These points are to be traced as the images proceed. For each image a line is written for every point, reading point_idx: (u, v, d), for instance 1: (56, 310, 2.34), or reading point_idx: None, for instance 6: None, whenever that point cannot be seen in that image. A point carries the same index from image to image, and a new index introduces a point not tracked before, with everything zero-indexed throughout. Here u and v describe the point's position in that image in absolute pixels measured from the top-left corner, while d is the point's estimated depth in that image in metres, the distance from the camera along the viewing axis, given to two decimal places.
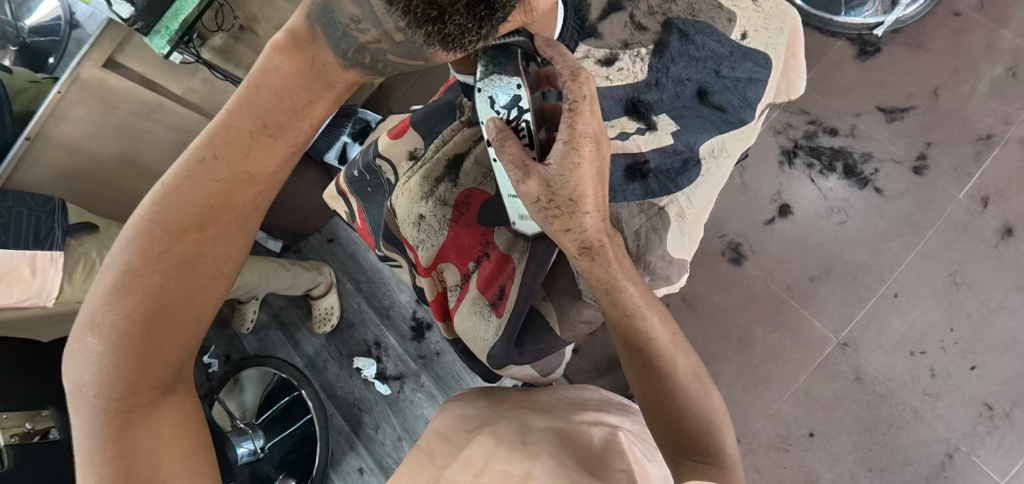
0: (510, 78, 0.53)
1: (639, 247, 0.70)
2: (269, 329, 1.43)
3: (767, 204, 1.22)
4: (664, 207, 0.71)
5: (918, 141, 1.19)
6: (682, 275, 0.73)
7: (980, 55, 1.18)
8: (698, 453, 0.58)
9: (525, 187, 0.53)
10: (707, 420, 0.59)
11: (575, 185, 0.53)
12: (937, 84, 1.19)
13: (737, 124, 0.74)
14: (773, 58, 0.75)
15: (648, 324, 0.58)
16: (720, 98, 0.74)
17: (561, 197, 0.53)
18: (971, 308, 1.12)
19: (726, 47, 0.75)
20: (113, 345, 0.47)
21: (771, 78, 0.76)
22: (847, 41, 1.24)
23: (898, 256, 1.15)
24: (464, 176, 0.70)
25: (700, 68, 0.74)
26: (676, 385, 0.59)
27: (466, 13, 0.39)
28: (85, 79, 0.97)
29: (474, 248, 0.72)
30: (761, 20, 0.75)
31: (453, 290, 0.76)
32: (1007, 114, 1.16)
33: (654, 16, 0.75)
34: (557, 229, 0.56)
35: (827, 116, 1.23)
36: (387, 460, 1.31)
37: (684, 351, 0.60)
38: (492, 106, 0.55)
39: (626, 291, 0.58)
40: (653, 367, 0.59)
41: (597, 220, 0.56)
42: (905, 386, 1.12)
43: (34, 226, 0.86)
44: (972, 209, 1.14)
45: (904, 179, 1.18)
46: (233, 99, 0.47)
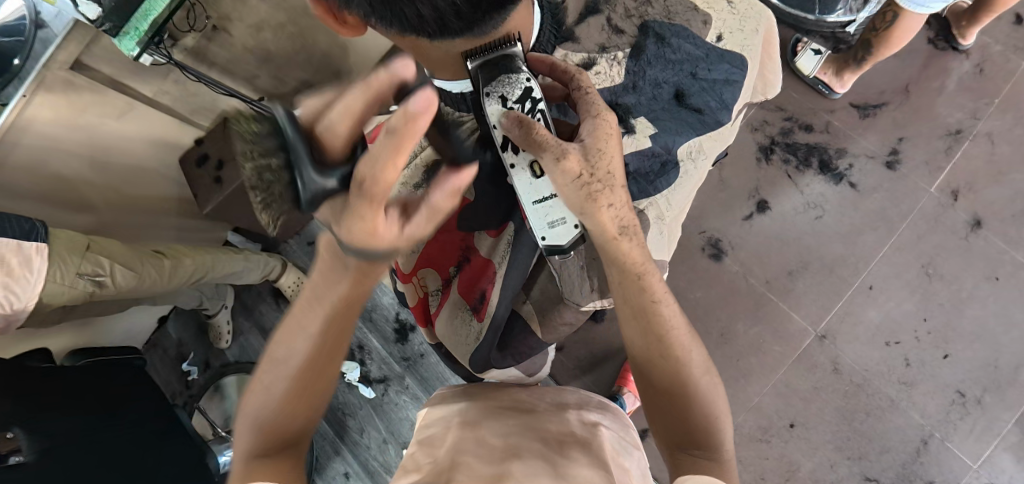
0: (519, 73, 0.58)
1: None
2: (250, 336, 1.40)
3: (746, 200, 1.24)
4: (644, 210, 0.71)
5: (891, 136, 1.21)
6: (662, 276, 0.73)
7: (950, 52, 1.21)
8: (696, 447, 0.58)
9: (565, 163, 0.55)
10: (711, 416, 0.59)
11: (610, 156, 0.57)
12: (907, 80, 1.22)
13: (714, 125, 0.73)
14: (749, 59, 0.75)
15: (668, 309, 0.60)
16: (697, 100, 0.74)
17: (598, 171, 0.56)
18: (943, 298, 1.15)
19: (702, 49, 0.74)
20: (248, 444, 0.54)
21: (748, 79, 0.75)
22: (821, 38, 1.27)
23: (873, 249, 1.18)
24: (442, 181, 0.71)
25: (676, 72, 0.74)
26: (688, 375, 0.59)
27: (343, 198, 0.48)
28: (52, 82, 0.92)
29: (455, 252, 0.74)
30: (737, 22, 0.75)
31: (435, 295, 0.77)
32: (974, 109, 1.19)
33: (631, 19, 0.75)
34: (599, 207, 0.57)
35: (803, 112, 1.25)
36: (373, 463, 1.30)
37: (699, 345, 0.61)
38: (502, 105, 0.58)
39: (652, 278, 0.60)
40: (667, 355, 0.59)
41: (626, 198, 0.59)
42: (881, 375, 1.14)
43: (18, 223, 0.84)
44: (942, 201, 1.17)
45: (878, 173, 1.20)
46: (334, 232, 0.51)
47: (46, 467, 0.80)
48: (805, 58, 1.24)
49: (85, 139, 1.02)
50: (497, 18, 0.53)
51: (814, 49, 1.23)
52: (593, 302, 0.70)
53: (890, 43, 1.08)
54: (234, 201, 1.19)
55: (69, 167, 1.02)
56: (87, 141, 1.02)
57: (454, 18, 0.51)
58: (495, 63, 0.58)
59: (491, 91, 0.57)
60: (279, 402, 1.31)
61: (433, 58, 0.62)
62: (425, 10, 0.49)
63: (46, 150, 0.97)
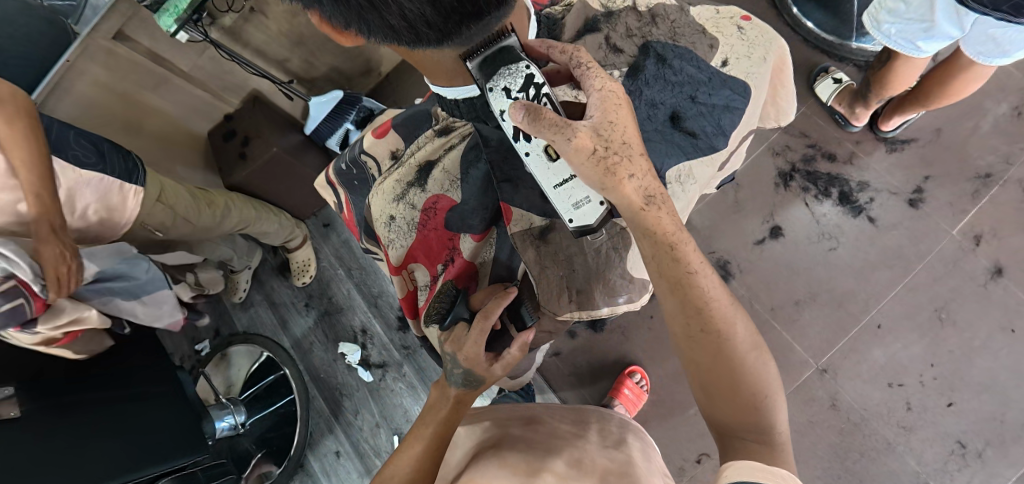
0: (518, 63, 0.57)
1: (600, 265, 0.69)
2: (259, 308, 1.45)
3: (759, 224, 1.22)
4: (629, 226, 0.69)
5: (916, 174, 1.18)
6: (645, 294, 0.71)
7: (988, 92, 1.17)
8: (747, 428, 0.61)
9: (578, 141, 0.56)
10: (761, 393, 0.60)
11: (621, 127, 0.58)
12: (941, 118, 1.19)
13: (707, 150, 0.72)
14: (753, 87, 0.72)
15: (706, 281, 0.61)
16: (693, 124, 0.72)
17: (612, 143, 0.58)
18: (954, 345, 1.11)
19: (704, 73, 0.71)
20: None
21: (749, 108, 0.73)
22: (855, 67, 1.25)
23: (885, 287, 1.15)
24: (432, 182, 0.74)
25: (676, 94, 0.71)
26: (735, 354, 0.61)
27: (439, 309, 0.71)
28: (94, 49, 0.98)
29: (442, 251, 0.75)
30: (745, 48, 0.72)
31: (423, 290, 0.78)
32: (1008, 154, 1.14)
33: (631, 38, 0.73)
34: (619, 180, 0.58)
35: (827, 141, 1.23)
36: (364, 445, 1.32)
37: (743, 319, 0.62)
38: (507, 97, 0.58)
39: (686, 249, 0.60)
40: (711, 332, 0.60)
41: (647, 166, 0.60)
42: (881, 416, 1.11)
43: (123, 162, 0.91)
44: (963, 246, 1.13)
45: (899, 210, 1.17)
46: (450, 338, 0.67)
47: (38, 415, 0.85)
48: (823, 85, 1.21)
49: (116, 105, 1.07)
50: (474, 28, 0.54)
51: (837, 77, 1.20)
52: (570, 312, 0.70)
53: (890, 85, 1.06)
54: (256, 178, 1.23)
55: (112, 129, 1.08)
56: (117, 102, 1.07)
57: (426, 28, 0.53)
58: (493, 57, 0.57)
59: (494, 85, 0.57)
60: (279, 375, 1.37)
61: (427, 63, 0.61)
62: (394, 20, 0.51)
63: (86, 112, 1.03)
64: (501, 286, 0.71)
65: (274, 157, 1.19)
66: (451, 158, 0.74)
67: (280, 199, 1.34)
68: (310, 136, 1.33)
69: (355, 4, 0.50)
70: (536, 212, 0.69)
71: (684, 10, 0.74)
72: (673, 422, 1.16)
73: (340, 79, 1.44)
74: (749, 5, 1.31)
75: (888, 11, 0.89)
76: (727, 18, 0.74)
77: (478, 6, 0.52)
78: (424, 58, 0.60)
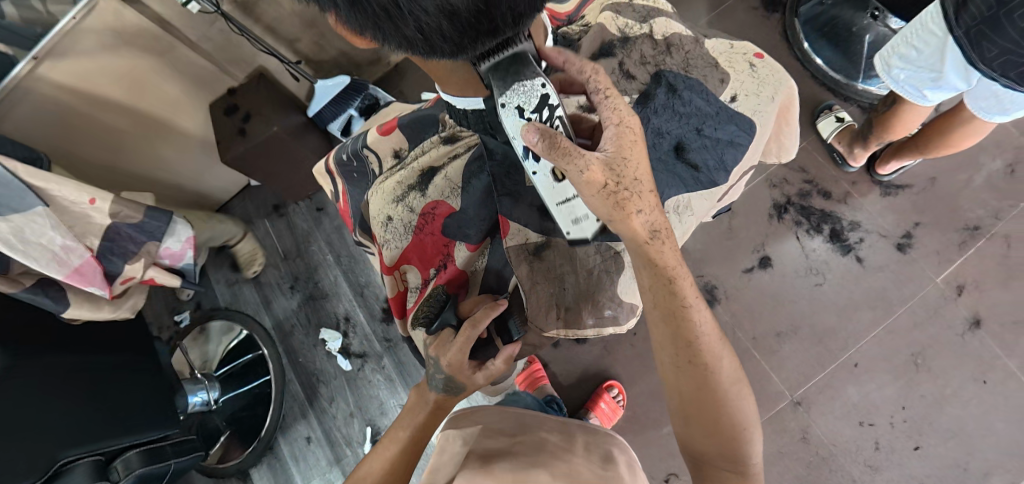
0: (534, 79, 0.57)
1: (591, 286, 0.71)
2: (244, 286, 1.44)
3: (749, 253, 1.24)
4: (620, 252, 0.70)
5: (907, 219, 1.20)
6: (631, 319, 0.72)
7: (984, 147, 1.19)
8: (720, 457, 0.64)
9: (590, 175, 0.57)
10: (742, 428, 0.63)
11: (635, 164, 0.59)
12: (936, 167, 1.20)
13: (707, 185, 0.73)
14: (759, 125, 0.73)
15: (699, 314, 0.62)
16: (696, 156, 0.73)
17: (624, 179, 0.59)
18: (927, 390, 1.12)
19: (713, 106, 0.72)
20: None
21: (753, 145, 0.74)
22: (859, 108, 1.26)
23: (867, 327, 1.17)
24: (432, 189, 0.75)
25: (683, 125, 0.72)
26: (718, 389, 0.62)
27: (426, 310, 0.74)
28: (101, 10, 0.95)
29: (436, 256, 0.75)
30: (754, 86, 0.73)
31: (414, 291, 0.78)
32: (997, 209, 1.16)
33: (645, 66, 0.73)
34: (628, 214, 0.59)
35: (824, 179, 1.25)
36: (336, 434, 1.32)
37: (729, 355, 0.64)
38: (519, 115, 0.58)
39: (682, 285, 0.62)
40: (699, 366, 0.62)
41: (655, 203, 0.61)
42: (848, 453, 1.13)
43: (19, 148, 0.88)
44: (946, 294, 1.15)
45: (886, 253, 1.19)
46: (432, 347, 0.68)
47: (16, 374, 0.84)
48: (826, 122, 1.23)
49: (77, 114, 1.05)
50: (489, 44, 0.55)
51: (839, 116, 1.22)
52: (555, 329, 0.70)
53: (893, 129, 1.07)
54: (253, 156, 1.20)
55: (81, 136, 1.10)
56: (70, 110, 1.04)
57: (440, 40, 0.52)
58: (507, 68, 0.57)
59: (507, 102, 0.57)
60: (260, 355, 1.36)
61: (441, 72, 0.61)
62: (410, 32, 0.51)
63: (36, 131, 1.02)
64: (491, 298, 0.72)
65: (273, 136, 1.17)
66: (454, 167, 0.74)
67: (276, 179, 1.33)
68: (313, 118, 1.32)
69: (372, 12, 0.50)
70: (532, 229, 0.70)
71: (698, 42, 0.75)
72: (645, 439, 1.17)
73: (348, 65, 1.43)
74: (762, 37, 1.33)
75: (900, 56, 0.90)
76: (741, 55, 0.74)
77: (495, 24, 0.52)
78: (438, 66, 0.60)
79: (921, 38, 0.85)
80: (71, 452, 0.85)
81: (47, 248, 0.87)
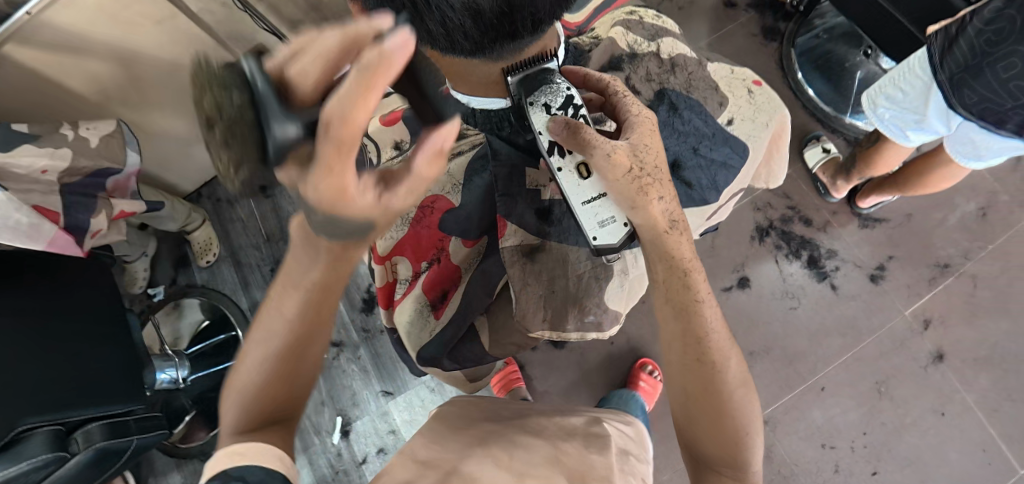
0: (560, 81, 0.61)
1: (578, 291, 0.72)
2: (223, 265, 1.41)
3: (729, 272, 1.26)
4: (611, 260, 0.72)
5: (881, 251, 1.24)
6: (614, 326, 0.75)
7: (959, 189, 1.23)
8: (727, 464, 0.63)
9: (615, 158, 0.58)
10: (744, 432, 0.62)
11: (656, 153, 0.61)
12: (913, 203, 1.25)
13: (698, 203, 0.75)
14: (752, 149, 0.76)
15: (709, 311, 0.64)
16: (690, 175, 0.74)
17: (646, 166, 0.60)
18: (887, 418, 1.16)
19: (710, 127, 0.74)
20: (241, 427, 0.54)
21: (744, 168, 0.76)
22: (845, 141, 1.30)
23: (836, 353, 1.20)
24: (433, 183, 0.75)
25: (680, 143, 0.73)
26: (726, 391, 0.62)
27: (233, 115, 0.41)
28: None
29: (430, 249, 0.74)
30: (751, 112, 0.76)
31: (403, 283, 0.77)
32: (967, 249, 1.21)
33: (649, 83, 0.75)
34: (649, 199, 0.60)
35: (806, 206, 1.28)
36: (304, 421, 1.30)
37: (737, 358, 0.64)
38: (546, 112, 0.61)
39: (696, 280, 0.64)
40: (707, 363, 0.62)
41: (673, 193, 0.63)
42: (809, 474, 1.16)
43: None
44: (912, 327, 1.19)
45: (860, 282, 1.23)
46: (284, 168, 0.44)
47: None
48: (813, 152, 1.27)
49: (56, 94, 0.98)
50: (505, 47, 0.56)
51: (826, 147, 1.25)
52: (541, 331, 0.72)
53: (876, 164, 1.11)
54: None
55: (68, 111, 1.03)
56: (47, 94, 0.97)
57: (462, 38, 0.52)
58: (533, 70, 0.61)
59: (535, 101, 0.61)
60: (233, 336, 1.34)
61: (463, 72, 0.61)
62: (433, 26, 0.51)
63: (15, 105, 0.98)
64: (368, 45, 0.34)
65: None
66: (456, 163, 0.75)
67: None
68: None
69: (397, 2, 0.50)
70: (528, 230, 0.70)
71: (701, 65, 0.77)
72: None
73: None
74: (758, 63, 1.37)
75: (886, 96, 0.94)
76: (741, 81, 0.77)
77: (514, 27, 0.53)
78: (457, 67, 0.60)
79: (908, 81, 0.89)
80: (30, 418, 0.84)
81: (16, 226, 0.79)
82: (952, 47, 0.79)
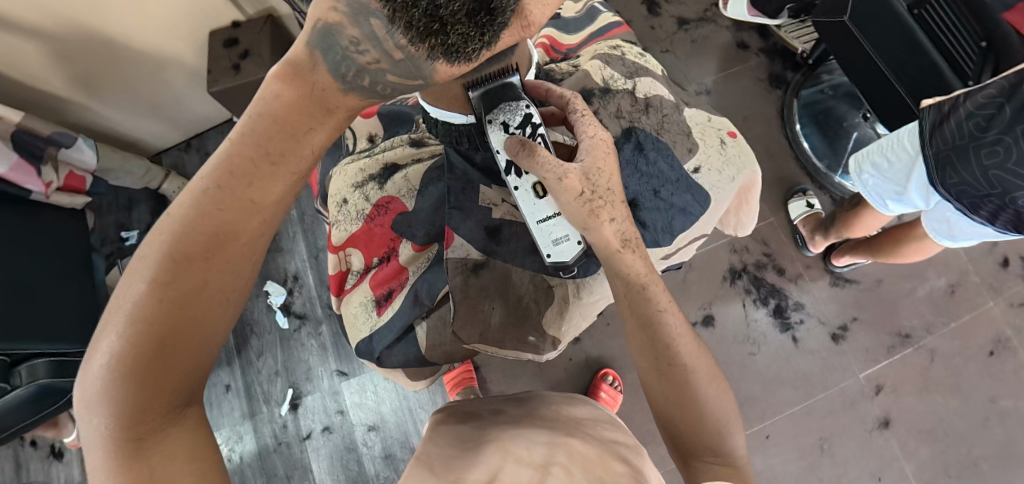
0: (518, 101, 0.62)
1: (518, 311, 0.75)
2: None
3: (696, 308, 1.27)
4: (553, 286, 0.74)
5: (847, 312, 1.25)
6: (552, 352, 0.79)
7: (932, 264, 1.25)
8: (707, 451, 0.60)
9: (567, 182, 0.59)
10: (720, 419, 0.61)
11: (608, 174, 0.61)
12: (886, 270, 1.26)
13: (650, 244, 0.76)
14: (714, 200, 0.76)
15: (672, 319, 0.62)
16: (647, 215, 0.75)
17: (598, 188, 0.61)
18: (825, 475, 1.17)
19: (675, 172, 0.75)
20: (118, 409, 0.45)
21: (704, 216, 0.77)
22: (831, 198, 1.30)
23: (786, 403, 1.21)
24: (390, 185, 0.78)
25: (642, 183, 0.75)
26: (698, 385, 0.60)
27: (467, 22, 0.43)
28: None
29: (381, 247, 0.79)
30: (719, 162, 0.77)
31: (354, 274, 0.81)
32: (931, 323, 1.23)
33: (619, 119, 0.77)
34: (601, 221, 0.60)
35: (782, 256, 1.30)
36: (256, 388, 1.31)
37: (702, 353, 0.63)
38: (506, 131, 0.63)
39: (654, 292, 0.62)
40: (673, 363, 0.61)
41: (626, 212, 0.63)
42: None
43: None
44: (864, 390, 1.20)
45: (821, 339, 1.24)
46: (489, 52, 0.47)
47: None
48: (797, 204, 1.28)
49: (36, 80, 1.06)
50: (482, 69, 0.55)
51: (810, 202, 1.26)
52: (475, 342, 0.74)
53: (853, 227, 1.12)
54: (239, 94, 1.18)
55: (74, 66, 1.06)
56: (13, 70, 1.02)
57: None
58: (490, 94, 0.61)
59: (494, 119, 0.62)
60: None
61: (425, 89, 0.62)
62: None
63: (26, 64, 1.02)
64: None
65: None
66: (415, 169, 0.78)
67: None
68: None
69: None
70: (475, 246, 0.73)
71: (678, 109, 0.79)
72: None
73: None
74: (759, 108, 1.38)
75: (873, 164, 0.94)
76: (716, 131, 0.79)
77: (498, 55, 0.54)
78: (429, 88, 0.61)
79: (896, 152, 0.89)
80: None
81: None
82: (943, 124, 0.78)
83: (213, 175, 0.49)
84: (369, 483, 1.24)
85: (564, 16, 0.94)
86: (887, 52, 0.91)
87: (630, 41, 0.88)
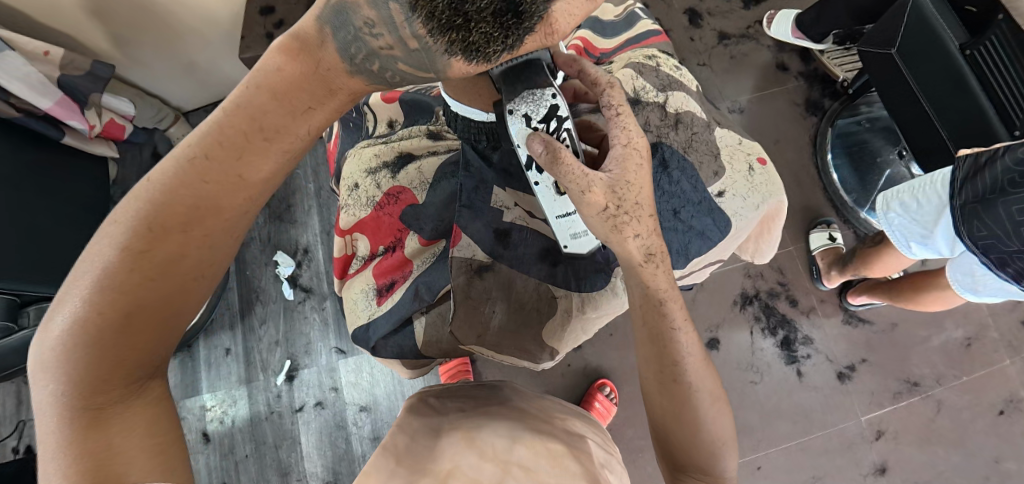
0: (545, 90, 0.57)
1: (518, 316, 0.74)
2: None
3: (702, 330, 1.25)
4: (557, 297, 0.74)
5: (857, 353, 1.22)
6: (550, 360, 0.79)
7: (952, 314, 1.21)
8: (697, 469, 0.60)
9: (591, 196, 0.56)
10: (716, 444, 0.59)
11: (638, 187, 0.58)
12: (903, 314, 1.23)
13: None
14: (735, 226, 0.74)
15: (686, 337, 0.60)
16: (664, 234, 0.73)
17: (626, 202, 0.58)
18: None
19: (697, 194, 0.74)
20: (74, 376, 0.46)
21: (723, 242, 0.75)
22: (854, 233, 1.27)
23: (782, 437, 1.18)
24: (402, 176, 0.78)
25: (662, 201, 0.74)
26: (700, 404, 0.59)
27: (491, 22, 0.43)
28: None
29: (388, 236, 0.78)
30: (744, 188, 0.74)
31: (359, 259, 0.82)
32: (942, 374, 1.19)
33: (647, 133, 0.75)
34: (624, 237, 0.58)
35: (796, 287, 1.27)
36: (255, 355, 1.31)
37: (710, 375, 0.61)
38: (527, 124, 0.59)
39: (670, 309, 0.59)
40: (678, 384, 0.59)
41: (653, 226, 0.59)
42: None
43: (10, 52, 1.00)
44: (864, 434, 1.17)
45: (827, 376, 1.21)
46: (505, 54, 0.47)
47: None
48: (818, 235, 1.25)
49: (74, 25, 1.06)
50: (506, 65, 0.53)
51: (833, 234, 1.23)
52: (473, 344, 0.73)
53: (873, 267, 1.09)
54: None
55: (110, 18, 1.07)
56: (48, 15, 1.02)
57: None
58: (516, 74, 0.57)
59: (514, 109, 0.58)
60: None
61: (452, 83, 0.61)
62: None
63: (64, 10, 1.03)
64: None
65: None
66: (429, 162, 0.78)
67: None
68: None
69: None
70: (482, 247, 0.72)
71: (708, 128, 0.77)
72: None
73: None
74: (792, 133, 1.34)
75: (901, 203, 0.89)
76: (744, 155, 0.76)
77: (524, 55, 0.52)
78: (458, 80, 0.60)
79: (925, 190, 0.85)
80: None
81: None
82: (976, 176, 0.76)
83: (201, 145, 0.48)
84: (355, 462, 1.25)
85: (603, 20, 0.93)
86: (934, 92, 0.88)
87: (666, 52, 0.86)
